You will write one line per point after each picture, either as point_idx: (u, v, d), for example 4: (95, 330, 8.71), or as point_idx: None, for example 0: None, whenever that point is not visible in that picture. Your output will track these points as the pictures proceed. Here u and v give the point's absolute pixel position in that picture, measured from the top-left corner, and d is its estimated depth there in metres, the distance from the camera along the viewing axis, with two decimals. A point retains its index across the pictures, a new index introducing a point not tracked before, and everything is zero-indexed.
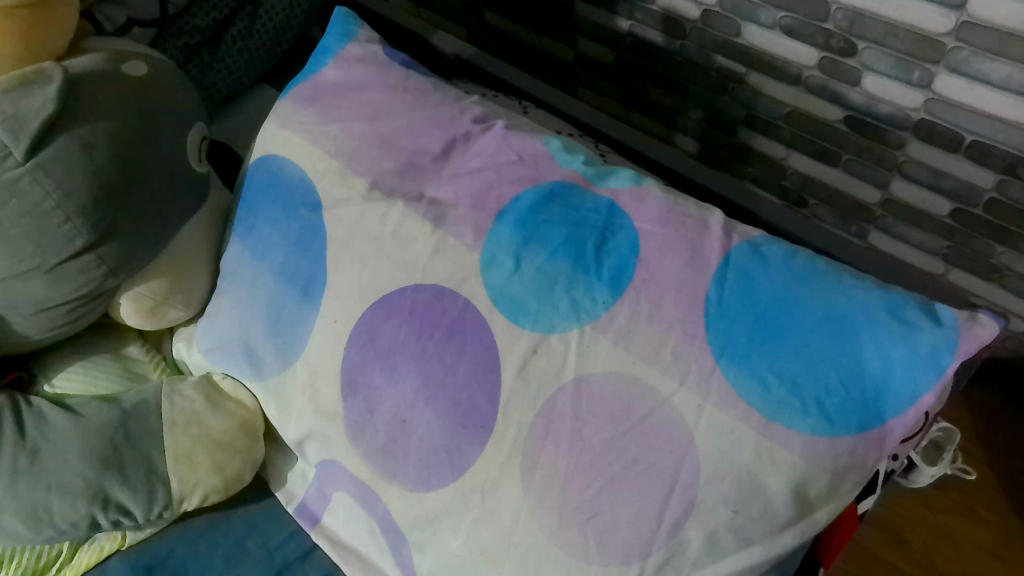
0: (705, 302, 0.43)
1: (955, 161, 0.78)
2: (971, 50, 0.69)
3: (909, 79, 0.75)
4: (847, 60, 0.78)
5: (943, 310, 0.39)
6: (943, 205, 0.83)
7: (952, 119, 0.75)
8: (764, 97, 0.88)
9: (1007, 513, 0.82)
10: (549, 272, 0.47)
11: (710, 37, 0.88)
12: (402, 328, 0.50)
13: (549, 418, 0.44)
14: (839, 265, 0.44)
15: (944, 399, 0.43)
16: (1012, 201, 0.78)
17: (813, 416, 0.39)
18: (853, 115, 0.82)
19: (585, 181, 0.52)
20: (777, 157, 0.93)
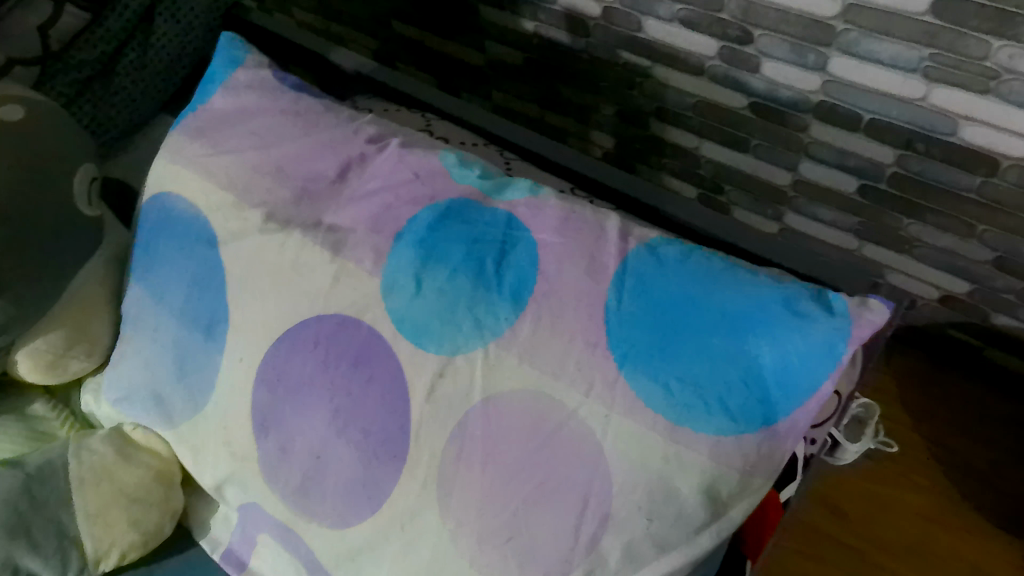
0: (604, 309, 0.42)
1: (857, 139, 0.80)
2: (859, 31, 0.70)
3: (804, 63, 0.76)
4: (744, 48, 0.79)
5: (834, 298, 0.40)
6: (850, 182, 0.84)
7: (850, 99, 0.76)
8: (671, 88, 0.89)
9: (939, 476, 0.82)
10: (450, 291, 0.46)
11: (613, 33, 0.89)
12: (309, 361, 0.49)
13: (460, 442, 0.43)
14: (733, 259, 0.44)
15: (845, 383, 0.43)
16: (913, 173, 0.79)
17: (718, 416, 0.39)
18: (756, 101, 0.83)
19: (481, 195, 0.51)
20: (690, 147, 0.94)
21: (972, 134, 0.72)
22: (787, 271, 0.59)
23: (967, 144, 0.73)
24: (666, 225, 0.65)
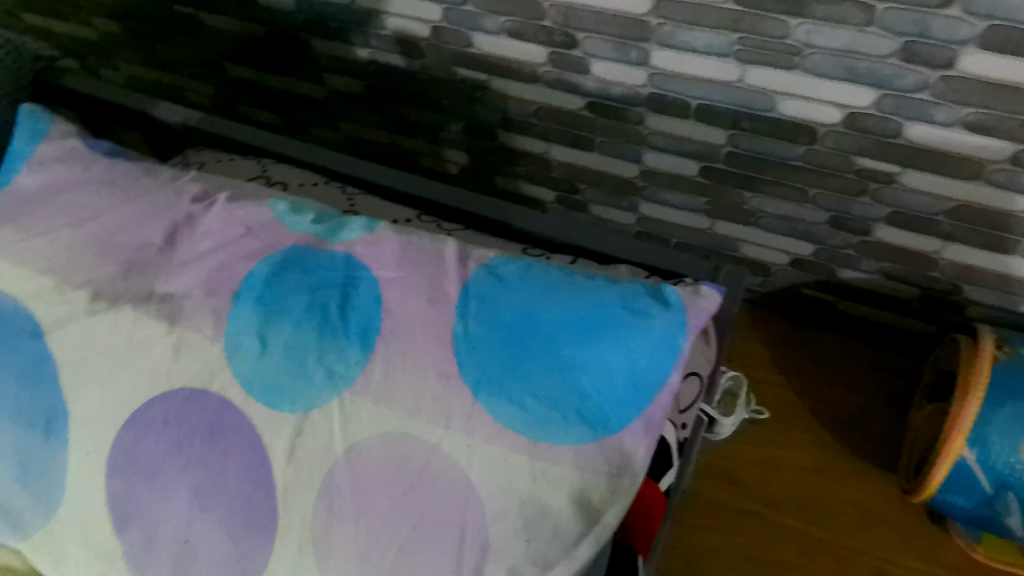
0: (452, 337, 0.42)
1: (690, 125, 0.83)
2: (672, 24, 0.72)
3: (629, 59, 0.78)
4: (572, 52, 0.81)
5: (667, 291, 0.42)
6: (691, 166, 0.87)
7: (676, 88, 0.79)
8: (510, 98, 0.91)
9: (818, 430, 0.89)
10: (297, 344, 0.44)
11: (446, 51, 0.89)
12: (160, 443, 0.46)
13: (329, 498, 0.42)
14: (569, 266, 0.45)
15: None
16: (746, 150, 0.82)
17: (577, 425, 0.39)
18: (593, 100, 0.86)
19: (317, 240, 0.49)
20: (540, 152, 0.97)
21: (790, 107, 0.74)
22: (629, 266, 0.58)
23: (787, 117, 0.75)
24: (511, 235, 0.64)
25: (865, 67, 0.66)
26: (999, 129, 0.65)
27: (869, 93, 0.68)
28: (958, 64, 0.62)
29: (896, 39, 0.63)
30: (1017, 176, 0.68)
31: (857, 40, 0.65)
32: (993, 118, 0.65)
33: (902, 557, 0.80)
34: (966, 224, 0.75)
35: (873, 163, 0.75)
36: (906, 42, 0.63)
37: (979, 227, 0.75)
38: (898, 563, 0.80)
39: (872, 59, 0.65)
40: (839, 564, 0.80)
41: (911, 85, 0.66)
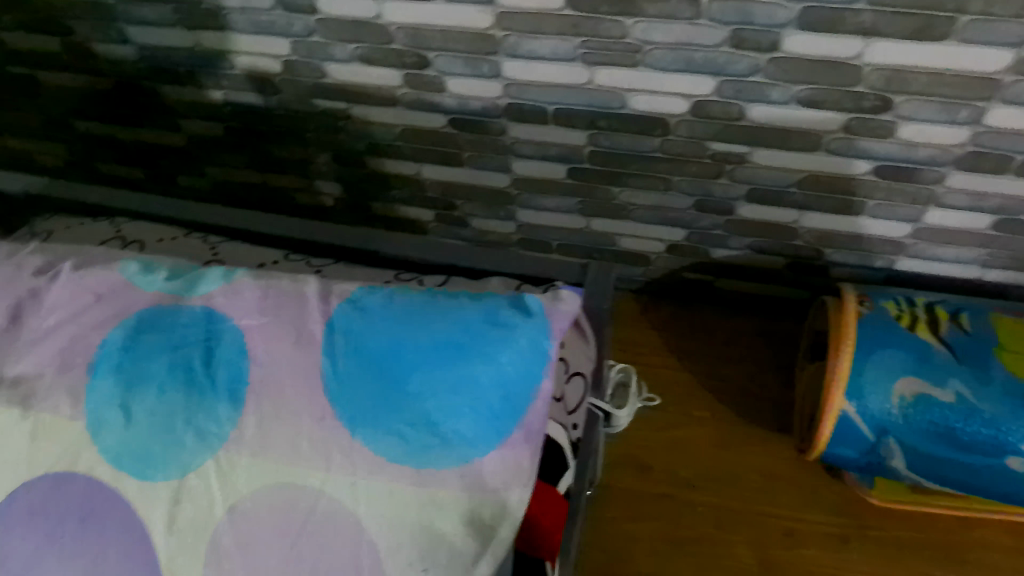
0: (322, 377, 0.42)
1: (551, 130, 0.84)
2: (517, 35, 0.74)
3: (482, 73, 0.79)
4: (426, 72, 0.81)
5: (528, 302, 0.44)
6: (558, 169, 0.89)
7: (532, 96, 0.81)
8: (373, 124, 0.90)
9: (716, 406, 0.93)
10: (163, 409, 0.42)
11: (301, 85, 0.87)
12: (28, 539, 0.42)
13: (217, 563, 0.40)
14: (430, 291, 0.47)
15: None
16: (606, 148, 0.84)
17: (457, 446, 0.40)
18: (454, 117, 0.86)
19: (173, 298, 0.48)
20: (411, 173, 0.97)
21: (640, 102, 0.77)
22: (500, 278, 0.59)
23: (639, 112, 0.78)
24: (383, 263, 0.64)
25: (701, 56, 0.70)
26: (828, 102, 0.70)
27: (708, 81, 0.72)
28: (782, 46, 0.66)
29: (724, 29, 0.66)
30: (852, 143, 0.73)
31: (690, 32, 0.68)
32: (822, 92, 0.69)
33: (809, 513, 0.85)
34: (816, 192, 0.80)
35: (725, 146, 0.78)
36: (734, 30, 0.66)
37: (828, 194, 0.79)
38: (804, 519, 0.84)
39: (706, 49, 0.69)
40: (753, 531, 0.84)
41: (745, 69, 0.70)
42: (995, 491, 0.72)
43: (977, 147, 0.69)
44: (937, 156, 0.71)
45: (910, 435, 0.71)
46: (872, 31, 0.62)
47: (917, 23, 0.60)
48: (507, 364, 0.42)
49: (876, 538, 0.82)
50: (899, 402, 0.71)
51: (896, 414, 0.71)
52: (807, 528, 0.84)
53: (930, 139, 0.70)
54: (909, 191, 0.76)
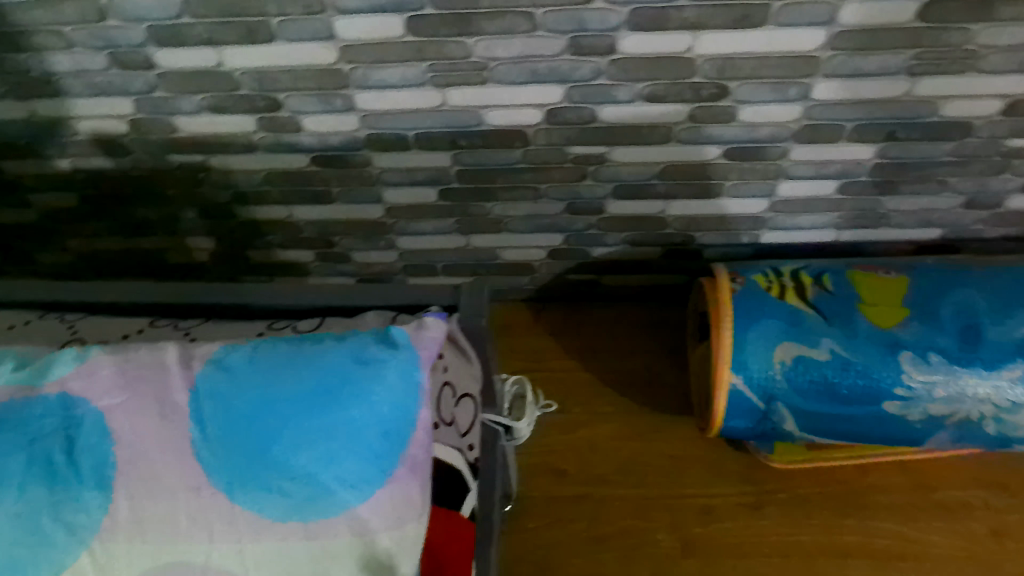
0: (193, 446, 0.43)
1: (415, 155, 0.84)
2: (363, 67, 0.73)
3: (335, 107, 0.79)
4: (279, 113, 0.80)
5: (392, 335, 0.47)
6: (429, 193, 0.90)
7: (390, 125, 0.81)
8: (235, 172, 0.88)
9: (618, 400, 0.95)
10: (27, 510, 0.41)
11: (151, 142, 0.84)
12: None
13: None
14: (293, 338, 0.48)
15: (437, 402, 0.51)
16: (472, 166, 0.85)
17: (342, 491, 0.42)
18: (316, 155, 0.85)
19: (25, 389, 0.45)
20: (283, 217, 0.95)
21: (496, 117, 0.78)
22: (374, 312, 0.58)
23: (496, 127, 0.79)
24: (256, 314, 0.62)
25: (545, 66, 0.71)
26: (671, 96, 0.73)
27: (556, 89, 0.74)
28: (619, 48, 0.68)
29: (562, 38, 0.68)
30: (699, 131, 0.76)
31: (531, 44, 0.69)
32: (663, 87, 0.72)
33: (719, 488, 0.88)
34: (676, 181, 0.83)
35: (583, 149, 0.80)
36: (572, 38, 0.68)
37: (687, 181, 0.83)
38: (716, 495, 0.87)
39: (550, 59, 0.70)
40: (669, 515, 0.86)
41: (589, 74, 0.72)
42: (881, 436, 0.77)
43: (810, 120, 0.74)
44: (777, 133, 0.76)
45: (794, 395, 0.75)
46: (698, 24, 0.65)
47: (737, 13, 0.64)
48: (379, 401, 0.44)
49: (784, 500, 0.86)
50: (781, 367, 0.75)
51: (779, 379, 0.75)
52: (720, 503, 0.87)
53: (768, 118, 0.74)
54: (760, 168, 0.80)
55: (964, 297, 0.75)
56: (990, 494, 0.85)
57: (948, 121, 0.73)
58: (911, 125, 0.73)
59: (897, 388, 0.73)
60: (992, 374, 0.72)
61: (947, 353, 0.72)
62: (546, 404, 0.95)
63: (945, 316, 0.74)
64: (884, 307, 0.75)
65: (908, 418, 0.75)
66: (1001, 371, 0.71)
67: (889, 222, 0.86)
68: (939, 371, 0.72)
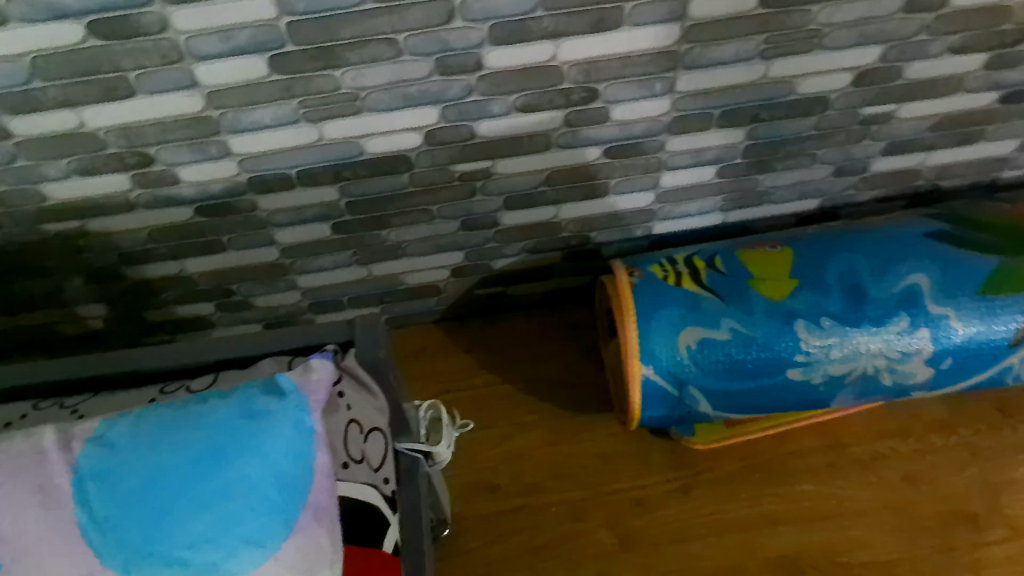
0: (82, 530, 0.43)
1: (302, 192, 0.82)
2: (233, 110, 0.71)
3: (211, 154, 0.75)
4: (153, 168, 0.76)
5: (278, 383, 0.47)
6: (322, 228, 0.88)
7: (271, 165, 0.78)
8: (116, 233, 0.84)
9: (540, 406, 0.96)
10: None
11: (19, 214, 0.79)
12: None
13: None
14: (174, 401, 0.48)
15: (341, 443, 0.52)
16: (361, 196, 0.84)
17: (245, 549, 0.43)
18: (199, 205, 0.82)
19: None
20: (175, 272, 0.92)
21: (376, 145, 0.77)
22: (270, 358, 0.57)
23: (378, 154, 0.79)
24: (146, 379, 0.60)
25: (417, 89, 0.71)
26: (544, 103, 0.74)
27: (431, 111, 0.74)
28: (485, 63, 0.69)
29: (428, 59, 0.68)
30: (576, 135, 0.78)
31: (398, 70, 0.69)
32: (535, 97, 0.73)
33: (648, 477, 0.89)
34: (563, 185, 0.85)
35: (468, 166, 0.81)
36: (437, 59, 0.68)
37: (574, 184, 0.84)
38: (645, 485, 0.89)
39: (420, 82, 0.70)
40: (604, 512, 0.87)
41: (461, 92, 0.72)
42: (788, 403, 0.80)
43: (680, 112, 0.76)
44: (651, 127, 0.78)
45: (704, 377, 0.77)
46: (557, 32, 0.66)
47: (593, 18, 0.65)
48: (272, 453, 0.45)
49: (710, 479, 0.88)
50: (688, 351, 0.77)
51: (686, 363, 0.77)
52: (650, 492, 0.88)
53: (641, 114, 0.76)
54: (640, 163, 0.82)
55: (846, 262, 0.78)
56: (898, 441, 0.89)
57: (806, 98, 0.76)
58: (773, 106, 0.77)
59: (797, 355, 0.76)
60: (880, 330, 0.75)
61: (838, 316, 0.76)
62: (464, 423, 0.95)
63: (830, 281, 0.77)
64: (774, 280, 0.78)
65: (811, 382, 0.78)
66: (888, 326, 0.75)
67: (769, 198, 0.90)
68: (832, 334, 0.76)
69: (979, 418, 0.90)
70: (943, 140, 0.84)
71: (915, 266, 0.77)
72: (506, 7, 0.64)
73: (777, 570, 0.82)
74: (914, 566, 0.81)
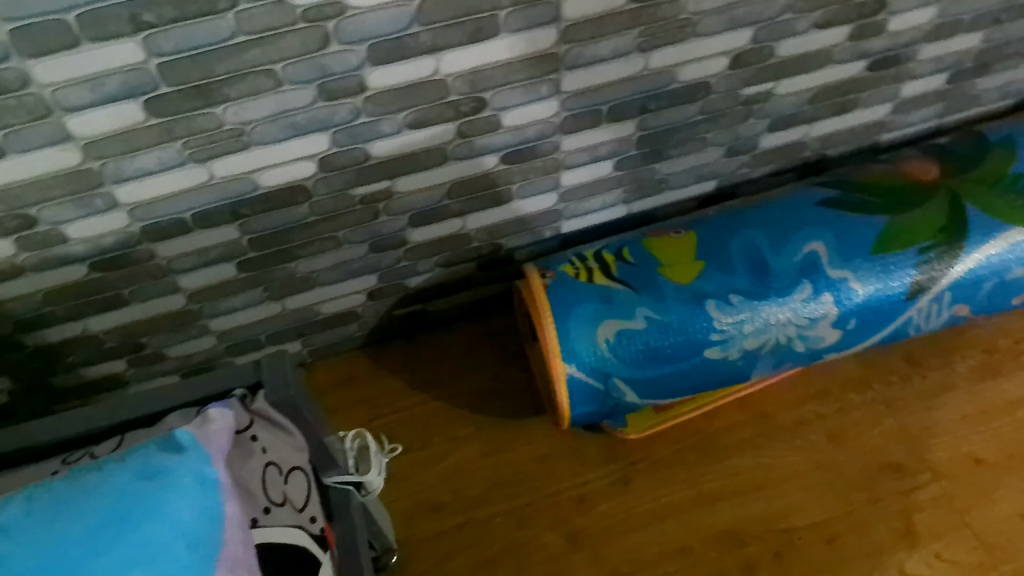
0: None
1: (200, 235, 0.78)
2: (114, 159, 0.67)
3: (97, 208, 0.71)
4: (35, 230, 0.71)
5: (177, 439, 0.47)
6: (228, 268, 0.84)
7: (163, 211, 0.74)
8: (5, 303, 0.79)
9: (474, 418, 0.96)
10: None
11: None
12: None
13: None
14: (69, 474, 0.47)
15: (261, 487, 0.52)
16: (262, 231, 0.81)
17: None
18: (92, 262, 0.77)
19: None
20: (77, 333, 0.86)
21: (271, 178, 0.75)
22: (177, 411, 0.55)
23: (273, 187, 0.76)
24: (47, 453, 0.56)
25: (303, 117, 0.69)
26: (434, 118, 0.74)
27: (322, 137, 0.72)
28: (368, 84, 0.68)
29: (310, 86, 0.66)
30: (471, 145, 0.78)
31: (281, 100, 0.67)
32: (425, 112, 0.73)
33: (589, 474, 0.90)
34: (466, 197, 0.85)
35: (368, 189, 0.80)
36: (319, 84, 0.66)
37: (476, 194, 0.85)
38: (587, 482, 0.89)
39: (305, 109, 0.68)
40: (549, 515, 0.88)
41: (348, 115, 0.71)
42: (710, 381, 0.82)
43: (569, 111, 0.77)
44: (544, 129, 0.79)
45: (626, 368, 0.78)
46: (436, 47, 0.66)
47: (469, 29, 0.65)
48: (179, 510, 0.44)
49: (648, 467, 0.90)
50: (608, 344, 0.77)
51: (608, 356, 0.78)
52: (592, 489, 0.89)
53: (531, 118, 0.77)
54: (539, 165, 0.83)
55: (746, 238, 0.81)
56: (819, 404, 0.92)
57: (688, 85, 0.79)
58: (658, 96, 0.79)
59: (712, 334, 0.78)
60: (787, 300, 0.78)
61: (745, 292, 0.78)
62: (393, 448, 0.94)
63: (734, 259, 0.80)
64: (681, 265, 0.80)
65: (729, 359, 0.80)
66: (793, 295, 0.78)
67: (667, 185, 0.92)
68: (743, 309, 0.78)
69: (891, 370, 0.94)
70: (822, 111, 0.88)
71: (811, 234, 0.80)
72: (381, 26, 0.63)
73: (722, 546, 0.84)
74: (849, 522, 0.84)
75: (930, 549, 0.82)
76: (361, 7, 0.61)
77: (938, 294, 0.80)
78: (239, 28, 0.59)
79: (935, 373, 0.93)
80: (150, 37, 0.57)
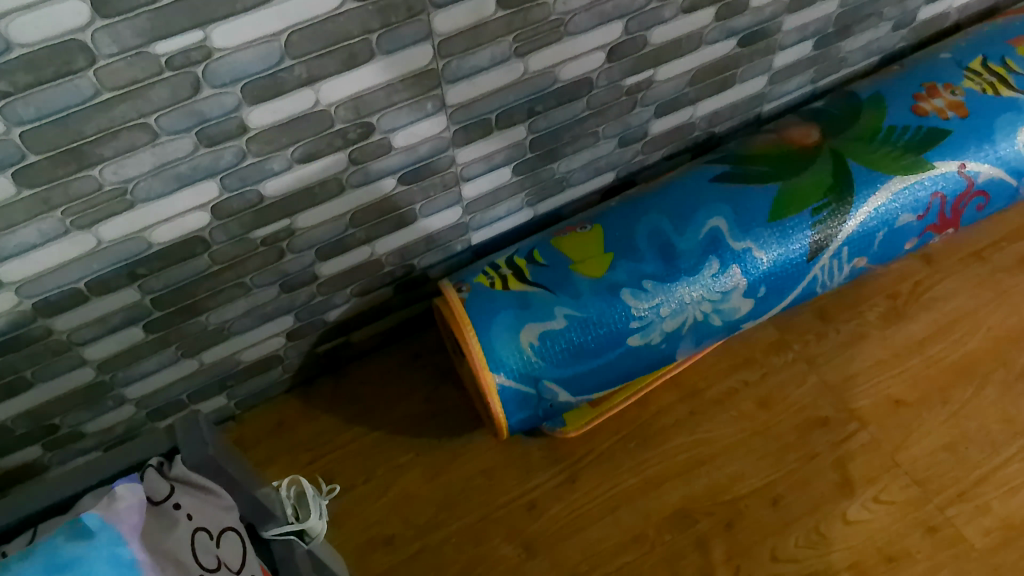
0: None
1: (98, 302, 0.75)
2: None
3: None
4: None
5: (83, 523, 0.46)
6: (134, 332, 0.80)
7: (53, 284, 0.70)
8: None
9: (413, 443, 0.94)
10: None
11: None
12: None
13: None
14: None
15: (196, 554, 0.51)
16: (164, 288, 0.77)
17: None
18: None
19: None
20: None
21: (164, 233, 0.71)
22: (93, 492, 0.52)
23: (169, 242, 0.73)
24: None
25: (187, 166, 0.66)
26: (323, 149, 0.72)
27: (210, 184, 0.69)
28: (249, 124, 0.66)
29: (187, 135, 0.64)
30: (367, 170, 0.77)
31: (159, 153, 0.64)
32: (313, 144, 0.71)
33: (535, 479, 0.90)
34: (370, 223, 0.84)
35: (268, 229, 0.78)
36: (197, 132, 0.64)
37: (380, 219, 0.84)
38: (535, 487, 0.89)
39: (188, 158, 0.66)
40: (502, 527, 0.87)
41: (234, 158, 0.68)
42: (637, 368, 0.83)
43: (459, 124, 0.77)
44: (436, 145, 0.79)
45: (554, 368, 0.79)
46: (312, 78, 0.65)
47: (343, 55, 0.64)
48: None
49: (592, 462, 0.90)
50: (533, 348, 0.78)
51: (535, 359, 0.78)
52: (541, 494, 0.89)
53: (422, 136, 0.77)
54: (438, 181, 0.83)
55: (650, 224, 0.83)
56: (746, 372, 0.95)
57: (571, 83, 0.80)
58: (544, 97, 0.79)
59: (632, 322, 0.79)
60: (697, 278, 0.80)
61: (657, 276, 0.79)
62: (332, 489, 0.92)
63: (642, 246, 0.81)
64: (592, 259, 0.81)
65: (652, 343, 0.81)
66: (703, 272, 0.80)
67: (568, 182, 0.93)
68: (657, 294, 0.79)
69: (807, 329, 0.97)
70: (703, 91, 0.91)
71: (710, 211, 0.82)
72: (252, 64, 0.61)
73: (674, 527, 0.85)
74: (790, 482, 0.87)
75: (867, 495, 0.86)
76: (227, 47, 0.59)
77: (836, 251, 0.84)
78: (103, 86, 0.56)
79: (847, 325, 0.97)
80: (7, 106, 0.54)
